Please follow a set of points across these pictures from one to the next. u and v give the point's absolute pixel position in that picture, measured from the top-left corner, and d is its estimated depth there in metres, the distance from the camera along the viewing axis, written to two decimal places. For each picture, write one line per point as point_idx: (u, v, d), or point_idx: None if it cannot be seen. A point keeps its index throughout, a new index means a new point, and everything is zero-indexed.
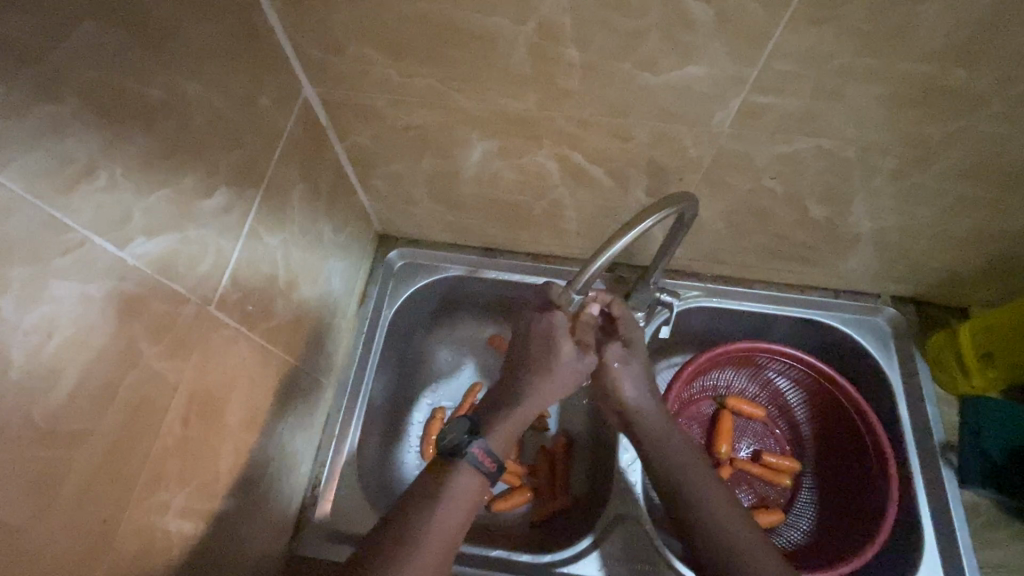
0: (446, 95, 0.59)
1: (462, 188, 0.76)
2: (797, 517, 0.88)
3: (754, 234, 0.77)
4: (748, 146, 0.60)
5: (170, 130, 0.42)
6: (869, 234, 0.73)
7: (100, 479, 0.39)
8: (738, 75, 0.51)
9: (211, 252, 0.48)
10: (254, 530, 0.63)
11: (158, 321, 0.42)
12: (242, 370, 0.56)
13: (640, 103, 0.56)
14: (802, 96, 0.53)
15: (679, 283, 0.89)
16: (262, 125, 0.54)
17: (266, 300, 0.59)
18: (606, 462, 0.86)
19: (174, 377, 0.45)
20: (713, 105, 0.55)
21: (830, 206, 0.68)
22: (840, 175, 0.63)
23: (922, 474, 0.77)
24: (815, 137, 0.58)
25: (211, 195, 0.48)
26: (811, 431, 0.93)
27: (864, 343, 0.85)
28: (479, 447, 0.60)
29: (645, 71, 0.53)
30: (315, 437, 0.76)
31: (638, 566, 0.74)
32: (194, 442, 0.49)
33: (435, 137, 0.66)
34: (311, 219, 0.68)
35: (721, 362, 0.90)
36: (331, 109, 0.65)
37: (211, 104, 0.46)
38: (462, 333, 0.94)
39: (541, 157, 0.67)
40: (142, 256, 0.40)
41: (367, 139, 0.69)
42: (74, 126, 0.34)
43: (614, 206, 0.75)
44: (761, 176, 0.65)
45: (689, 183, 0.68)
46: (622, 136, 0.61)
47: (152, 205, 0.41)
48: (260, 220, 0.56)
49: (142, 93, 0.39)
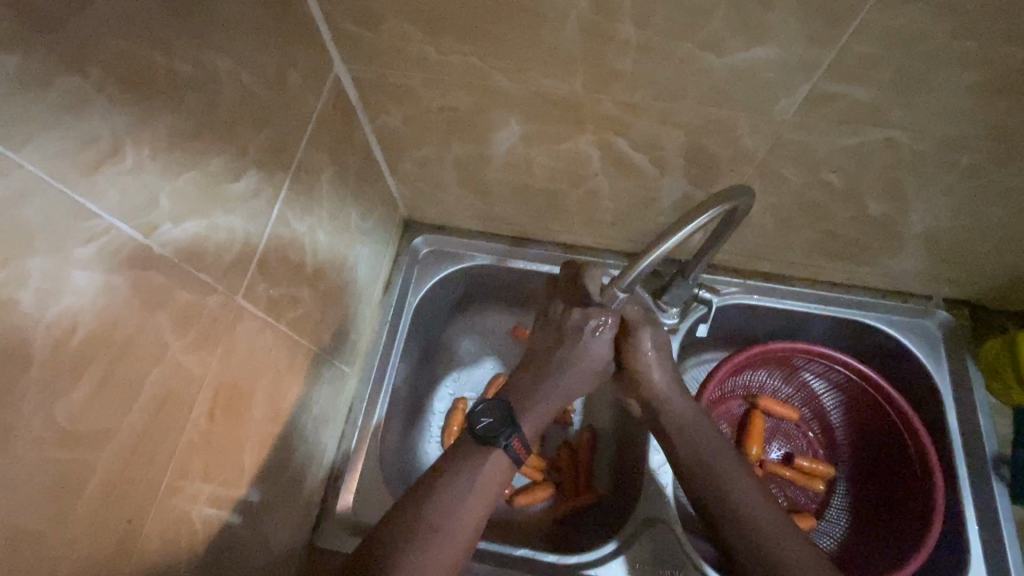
0: (486, 75, 0.55)
1: (494, 174, 0.72)
2: (829, 523, 0.84)
3: (803, 230, 0.73)
4: (811, 137, 0.56)
5: (199, 108, 0.39)
6: (929, 234, 0.68)
7: (124, 479, 0.37)
8: (811, 59, 0.47)
9: (239, 239, 0.46)
10: (279, 523, 0.62)
11: (183, 312, 0.40)
12: (268, 362, 0.53)
13: (697, 87, 0.52)
14: (879, 83, 0.48)
15: (716, 279, 0.85)
16: (293, 104, 0.51)
17: (293, 289, 0.57)
18: (633, 460, 0.84)
19: (200, 370, 0.43)
20: (777, 90, 0.51)
21: (891, 203, 0.64)
22: (907, 170, 0.58)
23: (971, 488, 0.73)
24: (886, 129, 0.53)
25: (239, 178, 0.45)
26: (847, 435, 0.89)
27: (913, 348, 0.81)
28: (517, 437, 0.62)
29: (707, 52, 0.48)
30: (338, 426, 0.75)
31: (668, 570, 0.72)
32: (219, 436, 0.47)
33: (470, 120, 0.63)
34: (340, 204, 0.65)
35: (756, 362, 0.86)
36: (363, 89, 0.61)
37: (241, 80, 0.43)
38: (486, 323, 0.91)
39: (583, 144, 0.63)
40: (167, 243, 0.38)
41: (398, 121, 0.66)
42: (98, 101, 0.31)
43: (654, 197, 0.71)
44: (820, 169, 0.60)
45: (740, 174, 0.63)
46: (672, 123, 0.57)
47: (179, 189, 0.38)
48: (288, 206, 0.53)
49: (170, 67, 0.36)
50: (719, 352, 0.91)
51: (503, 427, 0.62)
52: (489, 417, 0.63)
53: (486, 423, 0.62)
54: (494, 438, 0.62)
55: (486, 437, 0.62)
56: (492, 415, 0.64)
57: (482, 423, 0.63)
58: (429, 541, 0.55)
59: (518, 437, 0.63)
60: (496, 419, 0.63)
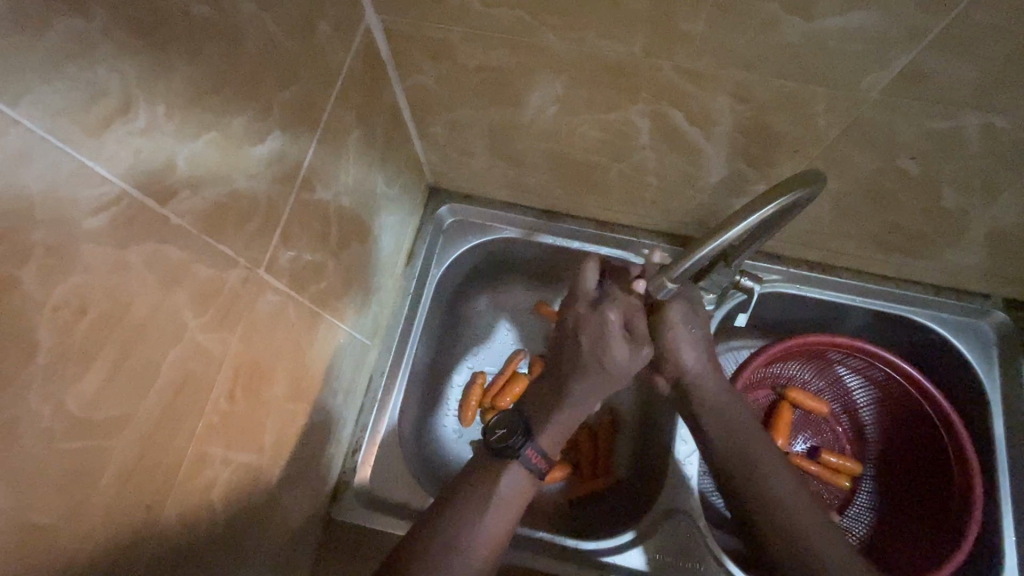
0: (535, 32, 0.50)
1: (532, 143, 0.67)
2: (852, 520, 0.82)
3: (862, 219, 0.67)
4: (895, 118, 0.50)
5: (218, 61, 0.34)
6: (1005, 231, 0.63)
7: (141, 466, 0.35)
8: (916, 28, 0.41)
9: (262, 207, 0.42)
10: (298, 499, 0.60)
11: (202, 288, 0.37)
12: (289, 337, 0.50)
13: (774, 56, 0.46)
14: (990, 60, 0.42)
15: (758, 266, 0.80)
16: (320, 57, 0.46)
17: (316, 260, 0.53)
18: (655, 447, 0.82)
19: (220, 349, 0.40)
20: (868, 63, 0.45)
21: (969, 195, 0.58)
22: (999, 160, 0.52)
23: (1014, 498, 0.70)
24: (986, 112, 0.47)
25: (264, 140, 0.41)
26: (878, 432, 0.85)
27: (963, 349, 0.76)
28: (530, 447, 0.60)
29: (794, 16, 0.42)
30: (358, 399, 0.73)
31: (688, 564, 0.70)
32: (239, 416, 0.45)
33: (511, 82, 0.57)
34: (365, 170, 0.60)
35: (791, 353, 0.82)
36: (395, 43, 0.56)
37: (265, 28, 0.38)
38: (509, 298, 0.88)
39: (633, 115, 0.58)
40: (187, 214, 0.34)
41: (431, 80, 0.60)
42: (105, 48, 0.27)
43: (703, 175, 0.65)
44: (897, 155, 0.54)
45: (804, 157, 0.58)
46: (738, 95, 0.51)
47: (198, 153, 0.34)
48: (314, 171, 0.49)
49: (187, 11, 0.31)
50: (751, 340, 0.87)
51: (514, 436, 0.61)
52: (499, 430, 0.62)
53: (499, 435, 0.62)
54: (503, 449, 0.60)
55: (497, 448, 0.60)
56: (504, 426, 0.63)
57: (495, 435, 0.62)
58: (472, 537, 0.56)
59: (527, 448, 0.60)
60: (508, 429, 0.62)
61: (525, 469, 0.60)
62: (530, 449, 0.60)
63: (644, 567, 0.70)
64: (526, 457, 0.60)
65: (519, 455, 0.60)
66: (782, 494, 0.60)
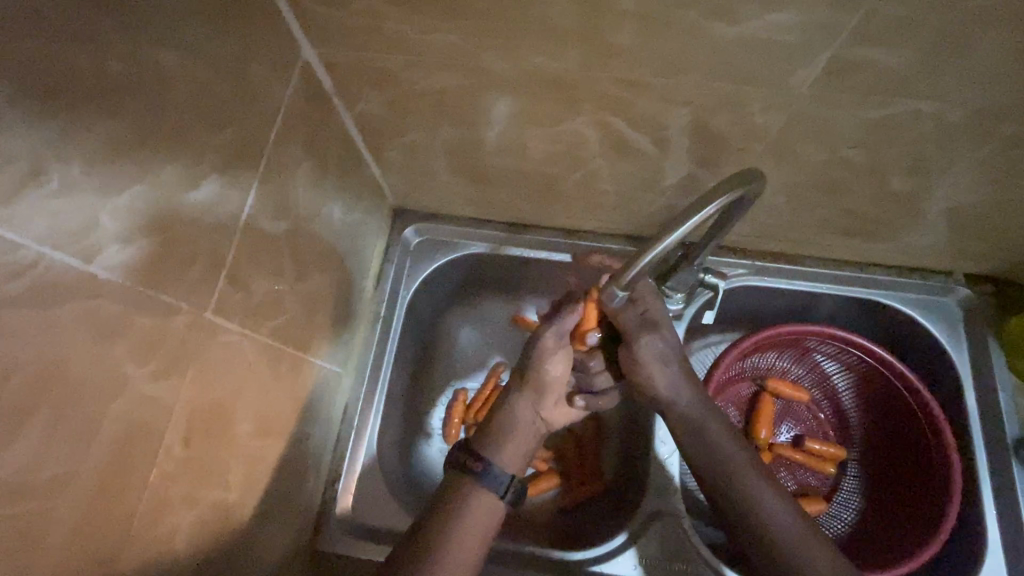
0: (470, 54, 0.50)
1: (486, 159, 0.68)
2: (839, 508, 0.82)
3: (817, 209, 0.68)
4: (831, 111, 0.51)
5: (141, 113, 0.34)
6: (955, 210, 0.64)
7: (89, 523, 0.35)
8: (833, 25, 0.42)
9: (205, 250, 0.42)
10: (276, 534, 0.60)
11: (143, 339, 0.37)
12: (249, 376, 0.50)
13: (705, 60, 0.47)
14: (910, 50, 0.43)
15: (723, 261, 0.80)
16: (255, 96, 0.46)
17: (271, 296, 0.53)
18: (638, 449, 0.82)
19: (170, 397, 0.40)
20: (795, 61, 0.45)
21: (914, 179, 0.59)
22: (938, 143, 0.53)
23: (991, 472, 0.71)
24: (914, 100, 0.48)
25: (200, 185, 0.41)
26: (859, 416, 0.85)
27: (931, 328, 0.77)
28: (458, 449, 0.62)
29: (715, 21, 0.43)
30: (334, 427, 0.72)
31: (675, 565, 0.70)
32: (200, 460, 0.45)
33: (455, 103, 0.58)
34: (319, 200, 0.60)
35: (766, 344, 0.82)
36: (336, 73, 0.56)
37: (191, 75, 0.38)
38: (484, 311, 0.88)
39: (580, 126, 0.58)
40: (117, 268, 0.34)
41: (378, 107, 0.61)
42: (11, 118, 0.27)
43: (659, 179, 0.66)
44: (839, 145, 0.55)
45: (751, 154, 0.58)
46: (677, 100, 0.52)
47: (125, 206, 0.34)
48: (260, 208, 0.49)
49: (100, 68, 0.31)
50: (727, 335, 0.87)
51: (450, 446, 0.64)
52: (460, 448, 0.63)
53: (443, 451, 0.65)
54: (467, 465, 0.60)
55: (462, 464, 0.61)
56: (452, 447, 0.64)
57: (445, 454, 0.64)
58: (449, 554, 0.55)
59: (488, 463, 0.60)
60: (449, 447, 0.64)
61: (492, 490, 0.59)
62: (493, 466, 0.60)
63: (632, 572, 0.70)
64: (487, 474, 0.60)
65: (480, 473, 0.60)
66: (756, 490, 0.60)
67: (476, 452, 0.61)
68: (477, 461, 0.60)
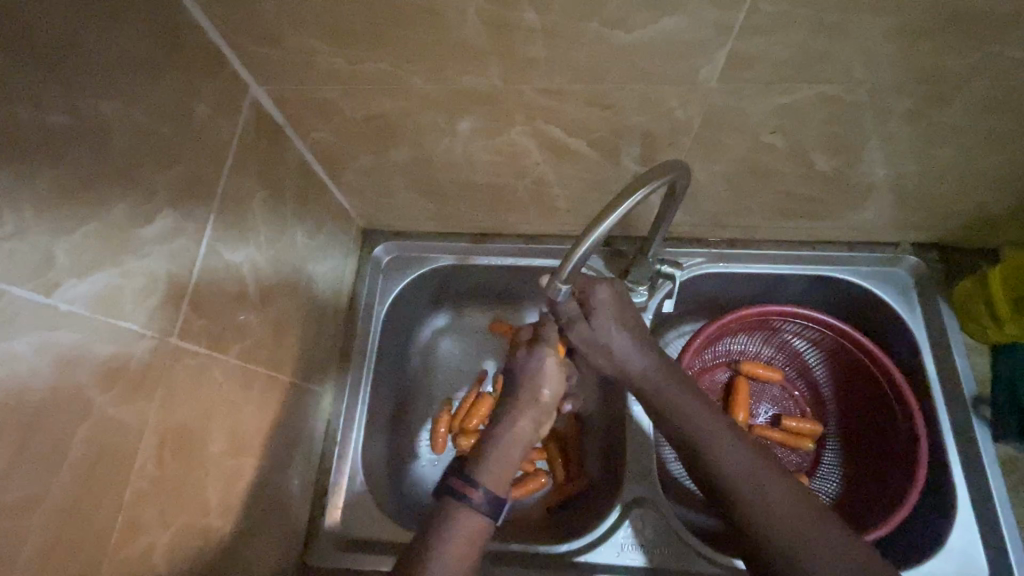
0: (401, 79, 0.54)
1: (439, 176, 0.71)
2: (822, 481, 0.83)
3: (758, 193, 0.71)
4: (741, 101, 0.54)
5: (86, 158, 0.38)
6: (883, 183, 0.67)
7: (62, 539, 0.37)
8: (722, 23, 0.46)
9: (163, 281, 0.45)
10: (259, 551, 0.62)
11: (104, 366, 0.40)
12: (218, 396, 0.53)
13: (615, 65, 0.50)
14: (798, 37, 0.46)
15: (679, 252, 0.83)
16: (203, 135, 0.50)
17: (236, 320, 0.56)
18: (616, 441, 0.83)
19: (137, 419, 0.43)
20: (696, 59, 0.49)
21: (837, 158, 0.62)
22: (848, 122, 0.56)
23: (955, 431, 0.72)
24: (814, 85, 0.51)
25: (153, 220, 0.44)
26: (834, 391, 0.87)
27: (886, 298, 0.79)
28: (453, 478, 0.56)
29: (615, 30, 0.47)
30: (318, 445, 0.74)
31: (656, 550, 0.72)
32: (172, 478, 0.48)
33: (398, 125, 0.61)
34: (279, 227, 0.64)
35: (734, 327, 0.83)
36: (284, 106, 0.60)
37: (135, 120, 0.42)
38: (460, 321, 0.90)
39: (517, 136, 0.62)
40: (75, 300, 0.37)
41: (328, 135, 0.65)
42: None
43: (603, 179, 0.69)
44: (759, 132, 0.59)
45: (681, 148, 0.62)
46: (599, 104, 0.56)
47: (76, 244, 0.38)
48: (217, 238, 0.52)
49: (44, 121, 0.35)
50: (697, 323, 0.89)
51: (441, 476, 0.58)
52: (453, 474, 0.56)
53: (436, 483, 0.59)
54: (460, 492, 0.54)
55: (454, 492, 0.55)
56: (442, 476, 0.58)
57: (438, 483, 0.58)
58: None
59: (479, 487, 0.55)
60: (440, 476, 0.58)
61: (483, 516, 0.54)
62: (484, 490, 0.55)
63: (616, 560, 0.72)
64: (481, 500, 0.54)
65: (471, 499, 0.54)
66: (724, 442, 0.57)
67: (468, 478, 0.56)
68: (471, 488, 0.55)
